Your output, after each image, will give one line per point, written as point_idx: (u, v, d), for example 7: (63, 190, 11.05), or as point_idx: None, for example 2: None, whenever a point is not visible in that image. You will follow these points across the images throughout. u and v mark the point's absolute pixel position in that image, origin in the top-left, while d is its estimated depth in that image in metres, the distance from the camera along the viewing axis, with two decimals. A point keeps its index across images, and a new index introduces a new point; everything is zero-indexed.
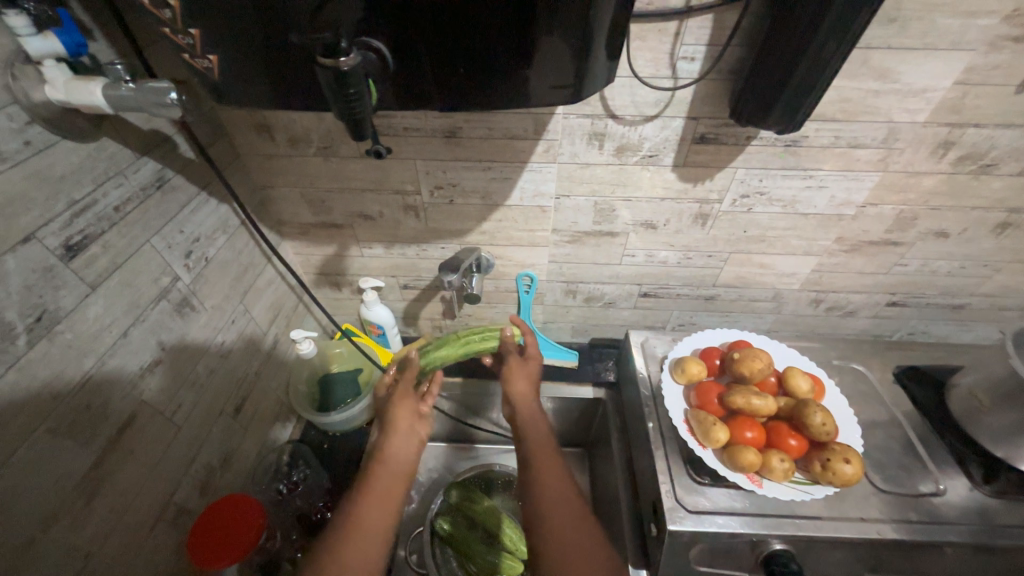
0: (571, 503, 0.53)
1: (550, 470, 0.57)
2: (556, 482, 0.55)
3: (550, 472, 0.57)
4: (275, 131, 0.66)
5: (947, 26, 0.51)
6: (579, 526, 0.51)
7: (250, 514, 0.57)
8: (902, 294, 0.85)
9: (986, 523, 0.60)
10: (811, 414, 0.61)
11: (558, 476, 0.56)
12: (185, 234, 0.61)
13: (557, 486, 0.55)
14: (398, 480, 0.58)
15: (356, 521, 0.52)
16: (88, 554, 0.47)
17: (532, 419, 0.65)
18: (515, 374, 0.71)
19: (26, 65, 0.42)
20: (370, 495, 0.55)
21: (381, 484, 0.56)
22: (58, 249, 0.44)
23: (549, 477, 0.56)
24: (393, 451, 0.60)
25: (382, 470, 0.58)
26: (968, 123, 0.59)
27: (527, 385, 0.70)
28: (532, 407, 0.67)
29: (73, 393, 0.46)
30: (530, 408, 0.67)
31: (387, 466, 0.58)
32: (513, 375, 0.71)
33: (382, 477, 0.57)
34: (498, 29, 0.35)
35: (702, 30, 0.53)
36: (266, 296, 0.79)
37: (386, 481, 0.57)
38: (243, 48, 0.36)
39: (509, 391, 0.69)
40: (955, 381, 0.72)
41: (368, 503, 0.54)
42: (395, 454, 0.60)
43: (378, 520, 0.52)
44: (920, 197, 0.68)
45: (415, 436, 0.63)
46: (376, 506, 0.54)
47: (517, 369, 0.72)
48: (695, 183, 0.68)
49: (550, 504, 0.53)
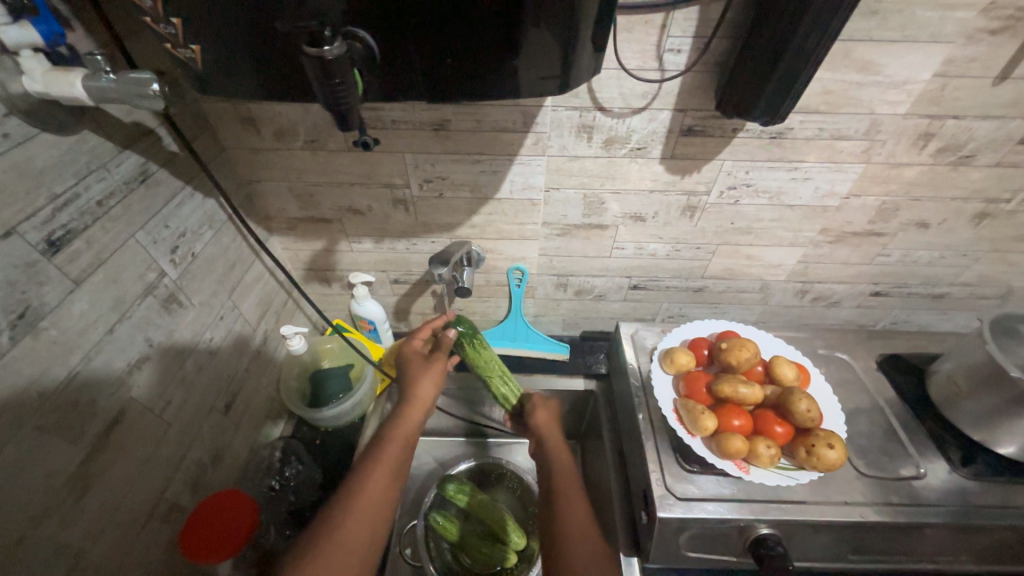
0: (581, 530, 0.57)
1: (570, 500, 0.60)
2: (576, 510, 0.59)
3: (568, 507, 0.59)
4: (262, 124, 0.65)
5: (926, 19, 0.52)
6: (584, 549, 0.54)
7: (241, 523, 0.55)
8: (885, 285, 0.87)
9: (964, 504, 0.61)
10: (796, 400, 0.62)
11: (579, 505, 0.60)
12: (171, 229, 0.60)
13: (571, 514, 0.58)
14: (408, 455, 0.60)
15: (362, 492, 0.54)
16: (79, 552, 0.46)
17: (559, 446, 0.69)
18: (538, 402, 0.75)
19: (2, 56, 0.41)
20: (382, 465, 0.57)
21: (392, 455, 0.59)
22: (40, 244, 0.44)
23: (575, 503, 0.60)
24: (407, 427, 0.62)
25: (398, 443, 0.60)
26: (947, 115, 0.60)
27: (551, 415, 0.74)
28: (555, 435, 0.70)
29: (59, 390, 0.45)
30: (556, 436, 0.70)
31: (403, 440, 0.61)
32: (536, 410, 0.74)
33: (396, 451, 0.59)
34: (485, 23, 0.35)
35: (688, 22, 0.54)
36: (255, 292, 0.78)
37: (400, 453, 0.59)
38: (226, 38, 0.36)
39: (536, 415, 0.73)
40: (935, 367, 0.74)
41: (378, 474, 0.56)
42: (410, 430, 0.62)
43: (381, 492, 0.55)
44: (902, 188, 0.70)
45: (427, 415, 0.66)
46: (386, 476, 0.56)
47: (542, 402, 0.75)
48: (683, 175, 0.69)
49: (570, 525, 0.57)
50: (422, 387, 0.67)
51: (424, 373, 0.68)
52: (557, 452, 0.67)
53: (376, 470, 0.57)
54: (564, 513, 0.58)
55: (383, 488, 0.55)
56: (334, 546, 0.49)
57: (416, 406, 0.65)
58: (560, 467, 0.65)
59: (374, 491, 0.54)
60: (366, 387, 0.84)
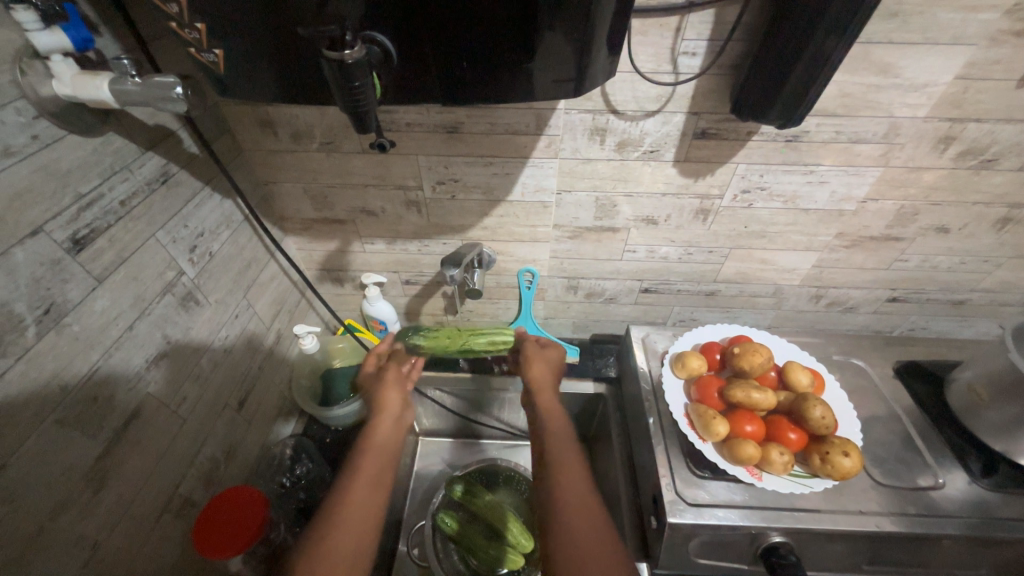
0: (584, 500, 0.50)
1: (561, 448, 0.56)
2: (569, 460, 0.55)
3: (560, 458, 0.55)
4: (278, 126, 0.66)
5: (948, 21, 0.51)
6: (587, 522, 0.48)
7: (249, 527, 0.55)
8: (903, 290, 0.86)
9: (985, 516, 0.60)
10: (810, 407, 0.61)
11: (572, 454, 0.56)
12: (190, 229, 0.61)
13: (565, 469, 0.54)
14: (388, 463, 0.59)
15: (348, 502, 0.52)
16: (96, 543, 0.47)
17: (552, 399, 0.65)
18: (532, 358, 0.72)
19: (34, 60, 0.42)
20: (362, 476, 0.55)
21: (372, 468, 0.56)
22: (65, 242, 0.45)
23: (567, 455, 0.55)
24: (380, 436, 0.61)
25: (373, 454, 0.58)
26: (969, 118, 0.59)
27: (546, 371, 0.70)
28: (547, 395, 0.66)
29: (81, 386, 0.46)
30: (548, 389, 0.67)
31: (378, 450, 0.59)
32: (532, 362, 0.71)
33: (373, 461, 0.57)
34: (500, 25, 0.36)
35: (703, 24, 0.53)
36: (269, 291, 0.79)
37: (378, 461, 0.57)
38: (248, 44, 0.37)
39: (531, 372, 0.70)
40: (955, 375, 0.72)
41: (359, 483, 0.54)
42: (385, 439, 0.61)
43: (366, 499, 0.53)
44: (922, 192, 0.68)
45: (400, 422, 0.65)
46: (369, 485, 0.54)
47: (537, 357, 0.72)
48: (696, 178, 0.69)
49: (563, 473, 0.53)
50: (388, 395, 0.67)
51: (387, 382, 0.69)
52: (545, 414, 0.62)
53: (360, 484, 0.54)
54: (554, 464, 0.54)
55: (364, 496, 0.53)
56: (323, 553, 0.46)
57: (386, 415, 0.64)
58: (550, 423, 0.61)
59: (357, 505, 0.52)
60: None
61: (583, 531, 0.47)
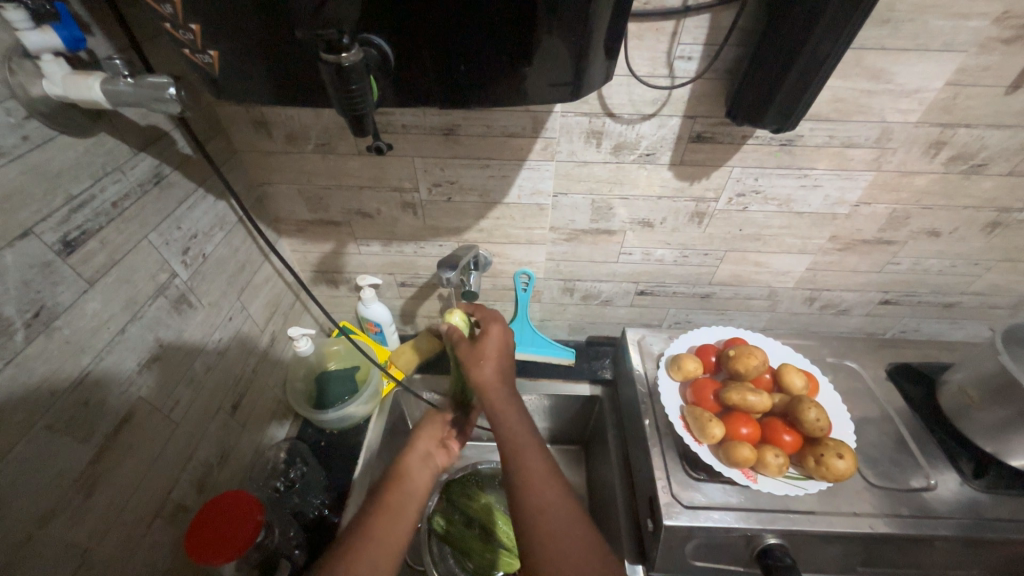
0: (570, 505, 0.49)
1: (530, 455, 0.52)
2: (544, 473, 0.51)
3: (535, 472, 0.51)
4: (273, 127, 0.66)
5: (939, 28, 0.52)
6: (570, 533, 0.46)
7: (240, 535, 0.54)
8: (895, 293, 0.86)
9: (977, 517, 0.60)
10: (805, 409, 0.62)
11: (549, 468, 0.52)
12: (183, 231, 0.60)
13: (541, 484, 0.50)
14: (414, 500, 0.52)
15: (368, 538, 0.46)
16: (86, 550, 0.47)
17: (506, 397, 0.58)
18: (478, 352, 0.62)
19: (24, 60, 0.41)
20: (387, 512, 0.49)
21: (397, 501, 0.51)
22: (56, 245, 0.44)
23: (539, 465, 0.51)
24: (408, 480, 0.55)
25: (396, 493, 0.52)
26: (959, 123, 0.60)
27: (495, 364, 0.61)
28: (501, 390, 0.59)
29: (71, 389, 0.46)
30: (500, 386, 0.59)
31: (403, 490, 0.53)
32: (478, 354, 0.62)
33: (396, 499, 0.51)
34: (499, 29, 0.36)
35: (699, 29, 0.54)
36: (263, 293, 0.79)
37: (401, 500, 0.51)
38: (244, 45, 0.36)
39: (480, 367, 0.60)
40: (946, 378, 0.73)
41: (380, 517, 0.48)
42: (417, 487, 0.54)
43: (389, 535, 0.47)
44: (913, 196, 0.69)
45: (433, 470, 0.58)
46: (391, 522, 0.48)
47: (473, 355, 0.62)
48: (691, 182, 0.69)
49: (536, 490, 0.49)
50: (422, 441, 0.61)
51: (425, 428, 0.64)
52: (507, 417, 0.56)
53: (382, 516, 0.49)
54: (528, 480, 0.50)
55: (387, 530, 0.47)
56: None
57: (415, 460, 0.58)
58: (512, 430, 0.55)
59: (378, 538, 0.46)
60: (372, 390, 0.84)
61: (574, 546, 0.45)
